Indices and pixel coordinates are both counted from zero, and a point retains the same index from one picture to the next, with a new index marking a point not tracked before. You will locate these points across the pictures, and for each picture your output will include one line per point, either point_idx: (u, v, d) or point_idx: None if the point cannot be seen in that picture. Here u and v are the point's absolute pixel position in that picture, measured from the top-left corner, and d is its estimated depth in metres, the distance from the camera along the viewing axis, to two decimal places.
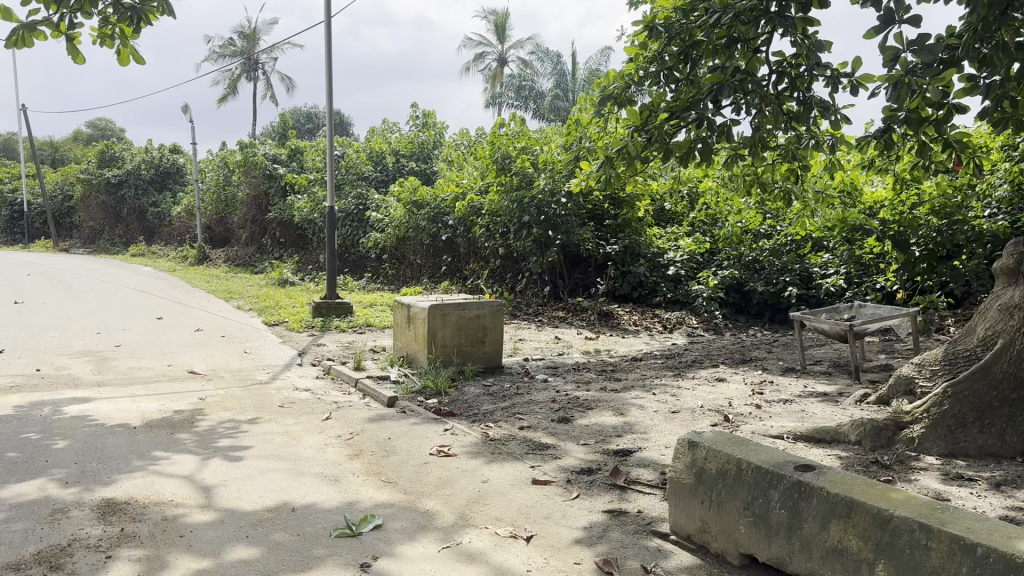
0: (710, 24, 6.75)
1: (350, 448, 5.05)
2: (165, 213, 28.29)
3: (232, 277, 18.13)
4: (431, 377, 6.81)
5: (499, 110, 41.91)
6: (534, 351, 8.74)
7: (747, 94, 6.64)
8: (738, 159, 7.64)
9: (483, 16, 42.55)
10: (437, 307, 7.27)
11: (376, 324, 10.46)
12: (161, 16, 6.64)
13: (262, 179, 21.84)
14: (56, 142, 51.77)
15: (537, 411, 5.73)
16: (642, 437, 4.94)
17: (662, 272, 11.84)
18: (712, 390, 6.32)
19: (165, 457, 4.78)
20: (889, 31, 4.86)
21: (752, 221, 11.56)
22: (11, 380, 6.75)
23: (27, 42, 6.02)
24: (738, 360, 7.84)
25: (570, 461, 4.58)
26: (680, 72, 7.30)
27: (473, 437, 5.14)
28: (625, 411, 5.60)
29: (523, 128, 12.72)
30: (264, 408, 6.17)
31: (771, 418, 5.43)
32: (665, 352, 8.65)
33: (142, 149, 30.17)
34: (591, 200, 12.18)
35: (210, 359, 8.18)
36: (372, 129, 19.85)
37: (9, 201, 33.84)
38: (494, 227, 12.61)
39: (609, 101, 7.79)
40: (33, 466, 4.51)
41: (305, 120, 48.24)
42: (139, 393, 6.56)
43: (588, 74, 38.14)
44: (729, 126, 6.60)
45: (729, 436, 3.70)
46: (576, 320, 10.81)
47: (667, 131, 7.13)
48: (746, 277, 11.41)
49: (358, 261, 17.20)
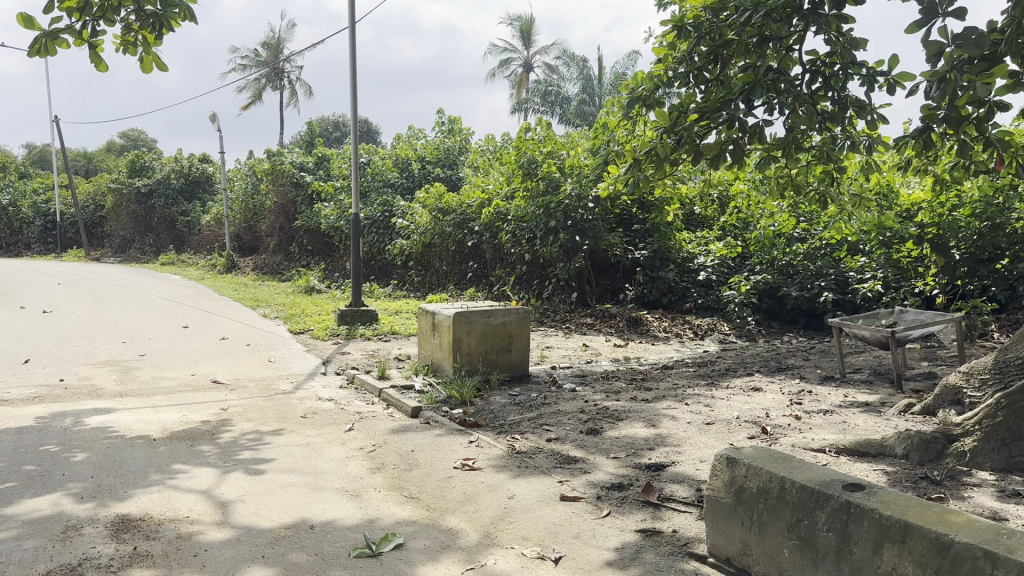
0: (740, 22, 6.54)
1: (372, 461, 4.90)
2: (194, 221, 28.52)
3: (260, 286, 18.16)
4: (456, 386, 6.64)
5: (525, 116, 41.80)
6: (561, 359, 8.55)
7: (779, 93, 6.35)
8: (772, 160, 7.37)
9: (508, 22, 42.51)
10: (462, 314, 7.11)
11: (402, 332, 10.33)
12: (183, 22, 6.59)
13: (289, 187, 21.92)
14: (88, 154, 52.67)
15: (565, 422, 5.53)
16: (675, 450, 4.73)
17: (692, 277, 11.59)
18: (748, 400, 6.08)
19: (184, 470, 4.66)
20: (933, 25, 4.55)
21: (785, 224, 11.25)
22: (34, 391, 6.69)
23: (50, 50, 5.98)
24: (774, 368, 7.58)
25: (600, 476, 4.38)
26: (710, 73, 7.10)
27: (499, 450, 4.97)
28: (657, 422, 5.39)
29: (548, 132, 12.52)
30: (286, 419, 6.05)
31: (812, 431, 5.19)
32: (697, 359, 8.40)
33: (172, 159, 30.51)
34: (619, 205, 11.98)
35: (234, 368, 8.09)
36: (398, 136, 19.81)
37: (42, 211, 34.38)
38: (521, 233, 12.43)
39: (637, 103, 7.59)
40: (49, 480, 4.42)
41: (332, 129, 48.56)
42: (162, 404, 6.46)
43: (614, 79, 37.90)
44: (762, 127, 6.38)
45: (770, 452, 3.50)
46: (605, 327, 10.60)
47: (697, 132, 6.88)
48: (780, 282, 11.10)
49: (384, 269, 17.14)
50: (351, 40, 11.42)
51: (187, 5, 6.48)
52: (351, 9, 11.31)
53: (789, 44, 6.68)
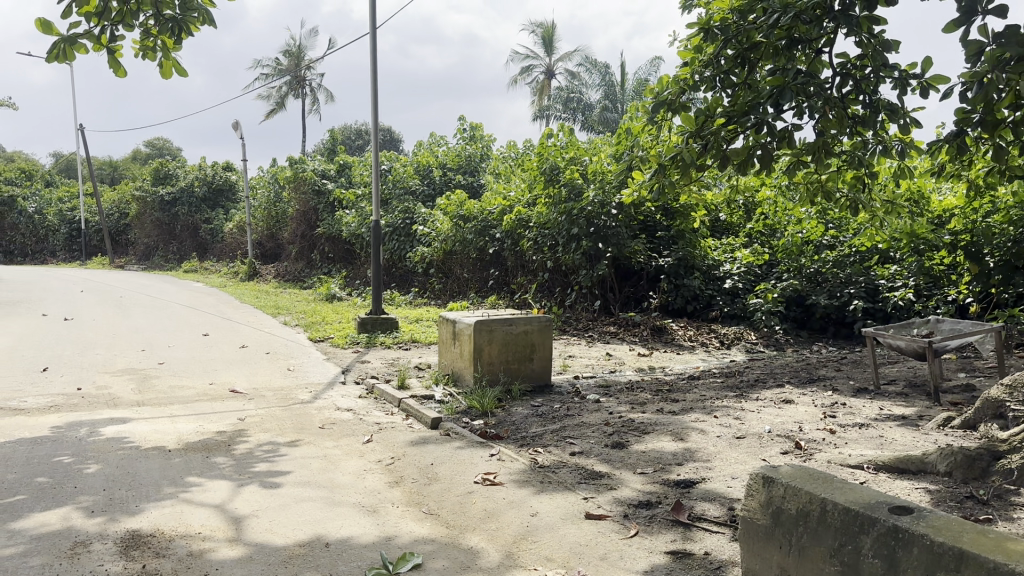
0: (768, 25, 6.36)
1: (390, 474, 4.75)
2: (217, 229, 28.66)
3: (281, 293, 18.15)
4: (476, 396, 6.49)
5: (546, 123, 41.64)
6: (584, 368, 8.37)
7: (810, 97, 6.08)
8: (801, 165, 7.15)
9: (530, 29, 42.42)
10: (483, 323, 6.96)
11: (422, 340, 10.20)
12: (202, 27, 6.51)
13: (311, 195, 21.94)
14: (114, 163, 53.35)
15: (589, 435, 5.35)
16: (705, 465, 4.53)
17: (718, 285, 11.38)
18: (779, 413, 5.87)
19: (198, 483, 4.54)
20: (972, 24, 4.28)
21: (813, 231, 10.98)
22: (51, 400, 6.62)
23: (68, 55, 5.92)
24: (805, 379, 7.34)
25: (627, 493, 4.20)
26: (737, 76, 6.91)
27: (521, 464, 4.80)
28: (685, 436, 5.19)
29: (571, 138, 12.37)
30: (304, 429, 5.92)
31: (848, 446, 4.97)
32: (724, 370, 8.17)
33: (195, 167, 30.69)
34: (642, 211, 11.78)
35: (253, 377, 7.99)
36: (419, 142, 19.74)
37: (68, 219, 34.78)
38: (543, 240, 12.26)
39: (662, 107, 7.41)
40: (60, 493, 4.31)
41: (355, 137, 48.75)
42: (179, 414, 6.36)
43: (637, 86, 37.65)
44: (791, 131, 6.19)
45: (810, 471, 3.32)
46: (629, 336, 10.40)
47: (724, 137, 6.67)
48: (808, 289, 10.85)
49: (405, 276, 17.05)
50: (371, 47, 11.35)
51: (206, 10, 6.40)
52: (372, 16, 11.24)
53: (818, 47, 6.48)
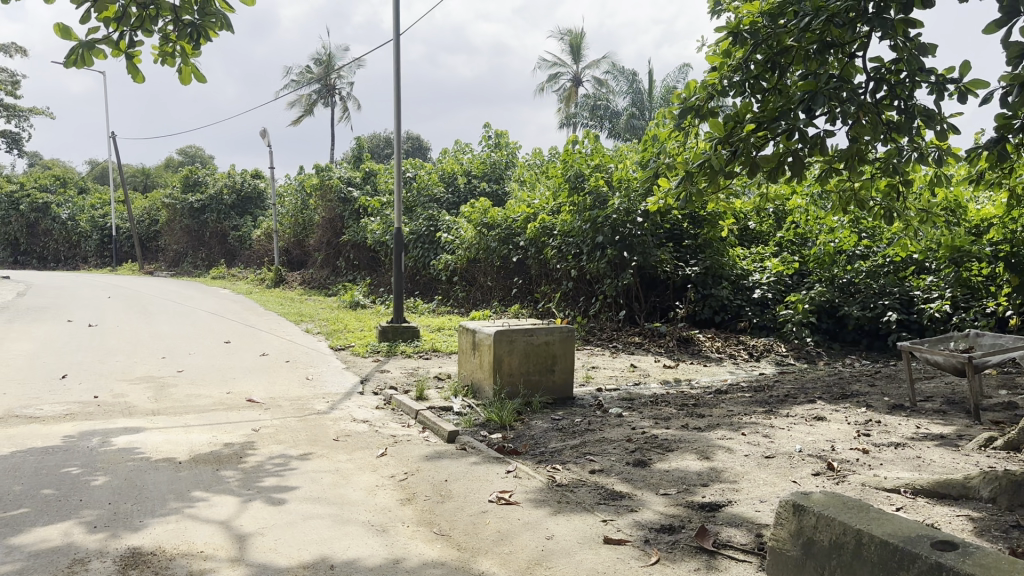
0: (799, 28, 6.14)
1: (402, 491, 4.58)
2: (245, 236, 28.83)
3: (306, 300, 18.14)
4: (495, 409, 6.30)
5: (574, 130, 41.46)
6: (608, 380, 8.16)
7: (842, 103, 5.84)
8: (832, 173, 6.90)
9: (558, 37, 42.37)
10: (503, 333, 6.78)
11: (443, 350, 10.05)
12: (220, 32, 6.40)
13: (337, 202, 21.97)
14: (146, 171, 54.16)
15: (611, 452, 5.14)
16: (732, 488, 4.31)
17: (747, 295, 11.10)
18: (810, 431, 5.61)
19: (204, 498, 4.41)
20: (1013, 25, 4.02)
21: (847, 240, 10.62)
22: (66, 408, 6.56)
23: (86, 61, 5.85)
24: (837, 395, 7.05)
25: (648, 516, 3.99)
26: (767, 81, 6.68)
27: (538, 482, 4.60)
28: (711, 454, 4.97)
29: (597, 145, 12.17)
30: (318, 442, 5.78)
31: (884, 469, 4.70)
32: (753, 383, 7.91)
33: (225, 174, 30.95)
34: (669, 220, 11.53)
35: (271, 387, 7.86)
36: (445, 150, 19.65)
37: (99, 226, 35.26)
38: (567, 248, 12.07)
39: (690, 113, 7.20)
40: (64, 506, 4.20)
41: (382, 146, 49.01)
42: (193, 424, 6.25)
43: (666, 93, 37.38)
44: (823, 138, 5.94)
45: (848, 499, 3.12)
46: (654, 347, 10.17)
47: (753, 144, 6.44)
48: (840, 300, 10.53)
49: (429, 284, 16.94)
50: (395, 54, 11.27)
51: (224, 15, 6.29)
52: (395, 22, 11.16)
53: (851, 51, 6.25)
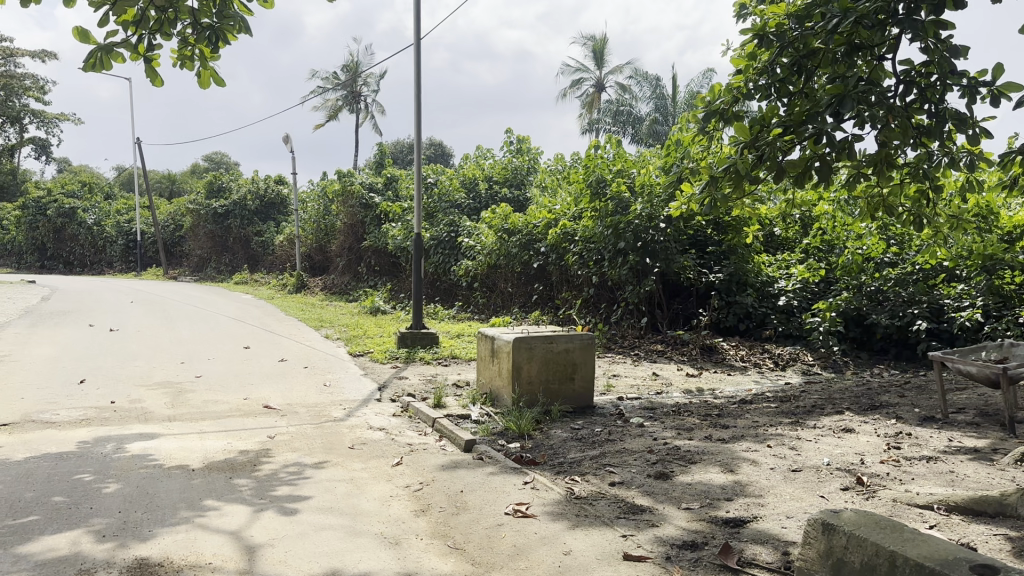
0: (826, 30, 5.99)
1: (417, 502, 4.47)
2: (268, 241, 28.98)
3: (326, 306, 18.16)
4: (513, 418, 6.18)
5: (595, 136, 41.36)
6: (629, 389, 8.01)
7: (871, 106, 5.68)
8: (860, 179, 6.71)
9: (581, 43, 42.32)
10: (523, 340, 6.67)
11: (462, 356, 9.95)
12: (239, 35, 6.35)
13: (359, 208, 22.00)
14: (171, 176, 54.80)
15: (631, 464, 5.00)
16: (757, 503, 4.16)
17: (772, 303, 10.87)
18: (838, 444, 5.43)
19: (216, 507, 4.33)
20: None
21: (875, 247, 10.48)
22: (83, 414, 6.53)
23: (105, 64, 5.83)
24: (866, 406, 6.84)
25: (670, 531, 3.85)
26: (793, 85, 6.52)
27: (556, 494, 4.47)
28: (735, 467, 4.82)
29: (619, 150, 12.05)
30: (333, 450, 5.69)
31: (916, 484, 4.52)
32: (779, 393, 7.71)
33: (248, 180, 31.17)
34: (693, 225, 11.36)
35: (289, 393, 7.80)
36: (466, 155, 19.61)
37: (125, 231, 35.65)
38: (588, 254, 11.92)
39: (713, 117, 7.06)
40: (73, 514, 4.14)
41: (405, 152, 49.21)
42: (208, 430, 6.19)
43: (689, 98, 37.20)
44: (852, 142, 5.78)
45: (882, 518, 2.99)
46: (676, 355, 10.01)
47: (780, 148, 6.28)
48: (869, 309, 10.25)
49: (449, 290, 16.87)
50: (416, 59, 11.21)
51: (242, 18, 6.22)
52: (416, 27, 11.11)
53: (879, 53, 6.09)
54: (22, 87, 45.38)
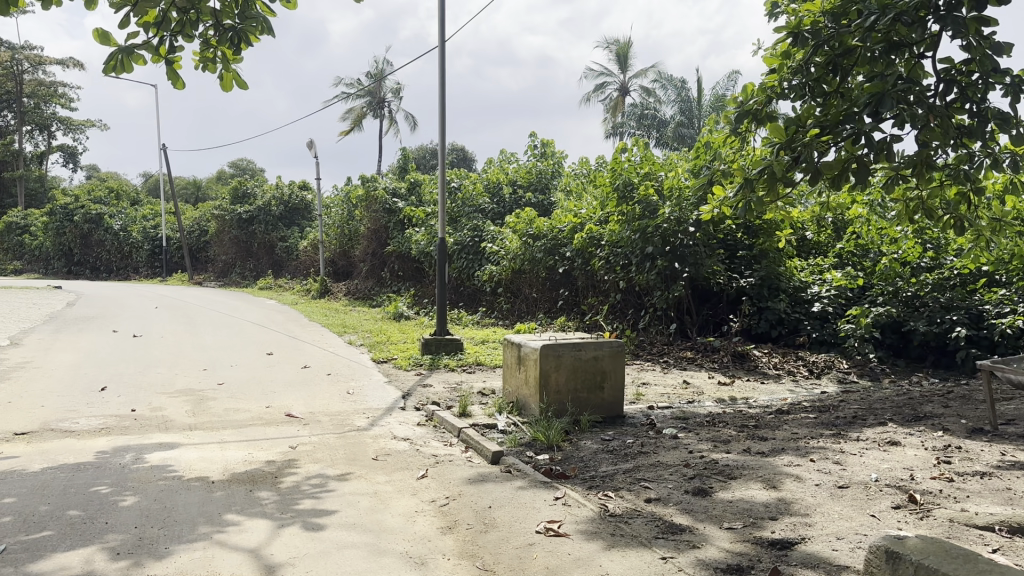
0: (863, 27, 5.73)
1: (444, 519, 4.28)
2: (292, 247, 29.04)
3: (350, 311, 18.08)
4: (542, 429, 5.98)
5: (620, 140, 41.05)
6: (659, 397, 7.76)
7: (911, 105, 5.41)
8: (898, 181, 6.41)
9: (605, 46, 42.06)
10: (550, 348, 6.46)
11: (487, 363, 9.76)
12: (261, 36, 6.19)
13: (382, 213, 21.92)
14: (197, 183, 55.39)
15: (667, 479, 4.77)
16: (804, 523, 3.93)
17: (806, 309, 10.55)
18: (885, 458, 5.16)
19: (235, 522, 4.16)
20: None
21: (911, 251, 10.13)
22: (103, 422, 6.42)
23: (126, 67, 5.72)
24: (910, 417, 6.54)
25: (712, 553, 3.62)
26: (828, 84, 6.26)
27: (589, 511, 4.25)
28: (778, 483, 4.57)
29: (646, 153, 11.81)
30: (356, 461, 5.51)
31: (972, 503, 4.25)
32: (816, 403, 7.42)
33: (273, 186, 31.27)
34: (722, 229, 11.08)
35: (311, 401, 7.64)
36: (490, 160, 19.44)
37: (151, 236, 35.92)
38: (615, 259, 11.70)
39: (747, 118, 6.82)
40: (88, 529, 3.99)
41: (428, 157, 49.24)
42: (229, 440, 6.05)
43: (715, 100, 36.81)
44: (892, 143, 5.51)
45: (959, 546, 2.75)
46: (707, 362, 9.74)
47: (817, 149, 6.02)
48: (906, 315, 9.90)
49: (473, 295, 16.70)
50: (440, 63, 11.05)
51: (265, 18, 6.08)
52: (440, 29, 10.95)
53: (918, 52, 5.82)
54: (51, 95, 45.98)
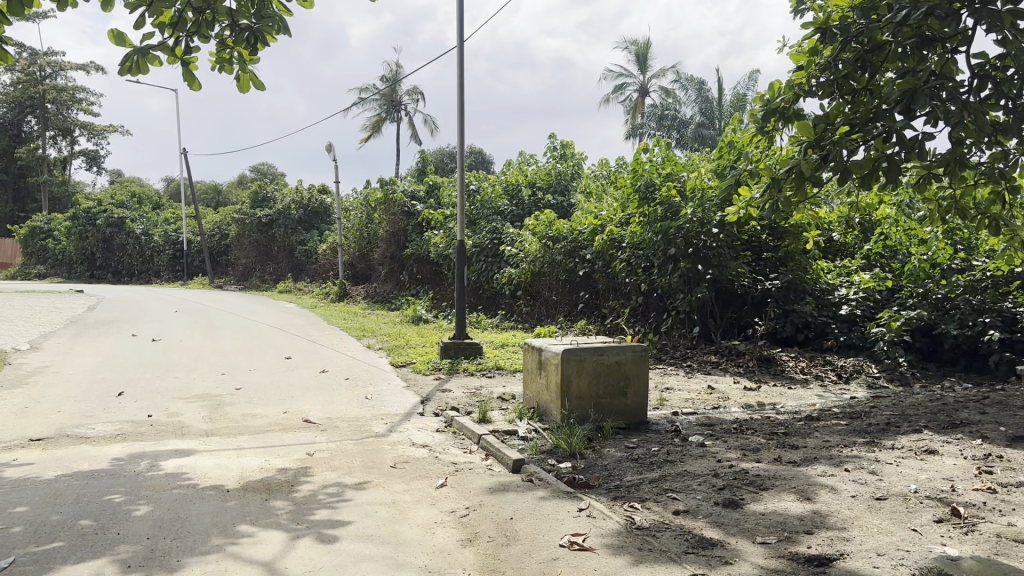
0: (894, 22, 5.53)
1: (463, 530, 4.13)
2: (312, 250, 29.05)
3: (369, 314, 17.97)
4: (564, 436, 5.82)
5: (639, 141, 40.78)
6: (683, 403, 7.57)
7: (944, 102, 5.19)
8: (931, 180, 6.19)
9: (624, 46, 41.87)
10: (572, 352, 6.30)
11: (507, 367, 9.61)
12: (278, 36, 6.09)
13: (401, 216, 21.85)
14: (217, 187, 55.76)
15: (696, 489, 4.59)
16: (841, 537, 3.75)
17: (833, 312, 10.30)
18: (923, 468, 4.94)
19: (249, 533, 4.04)
20: None
21: (941, 253, 9.85)
22: (119, 428, 6.34)
23: (142, 68, 5.64)
24: (946, 424, 6.30)
25: (746, 570, 3.45)
26: (857, 82, 6.07)
27: (615, 524, 4.09)
28: (813, 495, 4.38)
29: (668, 153, 11.62)
30: (374, 468, 5.38)
31: (1019, 516, 4.03)
32: (847, 409, 7.19)
33: (293, 189, 31.33)
34: (747, 231, 10.87)
35: (329, 406, 7.52)
36: (509, 162, 19.31)
37: (172, 240, 36.13)
38: (637, 261, 11.52)
39: (774, 116, 6.61)
40: (100, 540, 3.89)
41: (447, 160, 49.22)
42: (246, 447, 5.93)
43: (736, 101, 36.45)
44: (925, 141, 5.29)
45: None
46: (732, 366, 9.54)
47: (847, 147, 5.80)
48: (936, 318, 9.63)
49: (492, 298, 16.58)
50: (459, 64, 10.94)
51: (282, 18, 5.97)
52: (459, 31, 10.83)
53: (951, 47, 5.60)
54: (74, 101, 46.46)
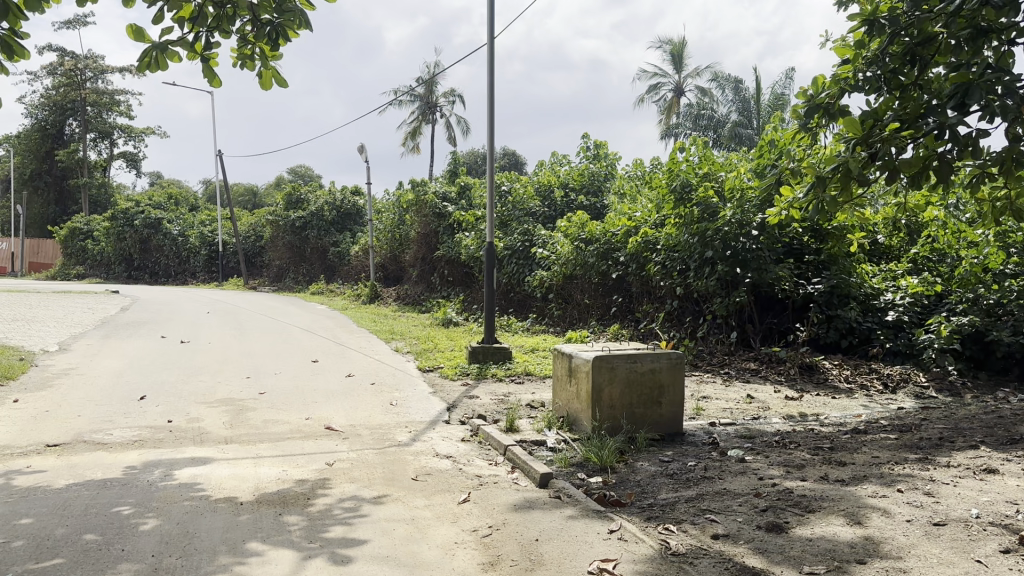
0: (947, 12, 5.14)
1: (485, 552, 3.86)
2: (345, 252, 29.05)
3: (399, 317, 17.81)
4: (595, 448, 5.52)
5: (674, 142, 40.27)
6: (721, 413, 7.22)
7: (1003, 97, 4.79)
8: (987, 179, 5.78)
9: (659, 46, 41.42)
10: (603, 359, 6.00)
11: (537, 373, 9.33)
12: (300, 32, 5.88)
13: (432, 217, 21.66)
14: (253, 190, 56.28)
15: (736, 510, 4.28)
16: (898, 569, 3.41)
17: (878, 318, 9.85)
18: (984, 489, 4.56)
19: (259, 552, 3.82)
20: None
21: (993, 258, 9.35)
22: (137, 434, 6.21)
23: (160, 64, 5.46)
24: (1005, 440, 5.87)
25: None
26: (907, 77, 5.67)
27: (648, 549, 3.80)
28: (864, 519, 4.04)
29: (705, 152, 11.24)
30: (395, 481, 5.14)
31: None
32: (896, 422, 6.78)
33: (326, 192, 31.39)
34: (788, 233, 10.46)
35: (352, 412, 7.32)
36: (541, 163, 19.04)
37: (207, 241, 36.47)
38: (672, 264, 11.18)
39: (818, 112, 6.22)
40: (102, 557, 3.69)
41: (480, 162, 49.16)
42: (265, 456, 5.74)
43: (775, 100, 35.81)
44: (981, 136, 4.89)
45: None
46: (772, 374, 9.16)
47: (895, 145, 5.41)
48: (988, 324, 9.10)
49: (524, 301, 16.30)
50: (488, 61, 10.68)
51: (305, 12, 5.76)
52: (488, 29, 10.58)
53: (1009, 39, 5.18)
54: (113, 104, 47.12)
